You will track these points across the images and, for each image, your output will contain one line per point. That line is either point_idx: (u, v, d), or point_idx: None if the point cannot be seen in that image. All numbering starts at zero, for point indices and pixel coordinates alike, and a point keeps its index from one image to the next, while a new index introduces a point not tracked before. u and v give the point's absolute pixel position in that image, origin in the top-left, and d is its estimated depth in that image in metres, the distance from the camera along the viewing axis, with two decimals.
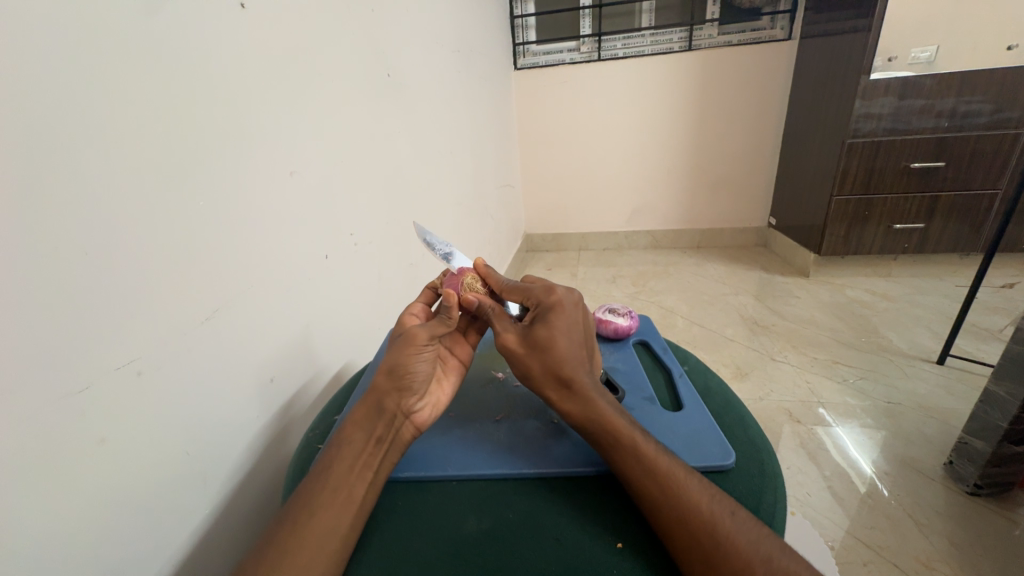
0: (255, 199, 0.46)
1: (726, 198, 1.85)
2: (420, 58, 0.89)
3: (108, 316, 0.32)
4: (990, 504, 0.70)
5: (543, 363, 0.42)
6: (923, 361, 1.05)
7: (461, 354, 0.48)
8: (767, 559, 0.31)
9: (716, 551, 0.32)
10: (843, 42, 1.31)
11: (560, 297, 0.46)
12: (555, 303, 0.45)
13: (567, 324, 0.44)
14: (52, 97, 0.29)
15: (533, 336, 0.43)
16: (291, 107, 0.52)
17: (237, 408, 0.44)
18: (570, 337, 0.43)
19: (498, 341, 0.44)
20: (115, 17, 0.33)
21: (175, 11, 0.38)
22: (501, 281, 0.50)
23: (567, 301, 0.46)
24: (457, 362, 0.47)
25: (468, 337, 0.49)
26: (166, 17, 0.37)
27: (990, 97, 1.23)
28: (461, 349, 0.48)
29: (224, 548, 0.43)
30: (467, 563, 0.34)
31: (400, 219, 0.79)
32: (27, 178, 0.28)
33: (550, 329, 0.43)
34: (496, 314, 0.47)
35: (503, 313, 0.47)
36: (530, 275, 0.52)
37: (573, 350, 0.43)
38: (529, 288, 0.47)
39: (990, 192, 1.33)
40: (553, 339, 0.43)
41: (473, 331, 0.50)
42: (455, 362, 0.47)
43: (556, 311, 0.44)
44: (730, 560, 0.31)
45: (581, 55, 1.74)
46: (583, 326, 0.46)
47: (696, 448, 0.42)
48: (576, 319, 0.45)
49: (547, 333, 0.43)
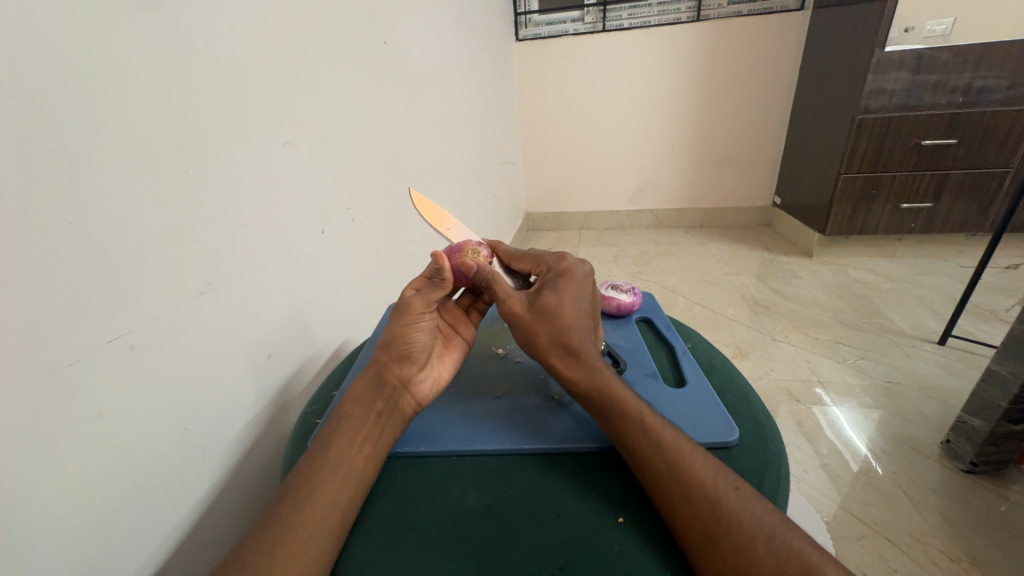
0: (251, 170, 0.45)
1: (731, 176, 1.82)
2: (417, 25, 0.85)
3: (100, 291, 0.31)
4: (986, 481, 0.71)
5: (551, 331, 0.41)
6: (925, 342, 1.05)
7: (465, 332, 0.47)
8: (765, 536, 0.31)
9: (717, 527, 0.31)
10: (858, 12, 1.26)
11: (571, 266, 0.45)
12: (565, 270, 0.45)
13: (576, 292, 0.43)
14: (37, 57, 0.27)
15: (539, 302, 0.42)
16: (284, 73, 0.49)
17: (234, 383, 0.43)
18: (578, 308, 0.43)
19: (503, 304, 0.42)
20: None
21: None
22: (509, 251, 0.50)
23: (577, 272, 0.45)
24: (461, 340, 0.46)
25: (471, 316, 0.49)
26: None
27: (1007, 72, 1.19)
28: (465, 328, 0.47)
29: (228, 519, 0.43)
30: (468, 535, 0.34)
31: (398, 194, 0.78)
32: (19, 142, 0.26)
33: (558, 297, 0.42)
34: (496, 279, 0.43)
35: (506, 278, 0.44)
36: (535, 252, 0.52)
37: (581, 318, 0.43)
38: (540, 257, 0.48)
39: (1001, 170, 1.31)
40: (562, 305, 0.42)
41: (475, 311, 0.49)
42: (458, 339, 0.46)
43: (565, 277, 0.44)
44: (728, 537, 0.31)
45: (585, 25, 1.67)
46: (592, 299, 0.46)
47: (700, 425, 0.42)
48: (585, 289, 0.45)
49: (555, 298, 0.42)
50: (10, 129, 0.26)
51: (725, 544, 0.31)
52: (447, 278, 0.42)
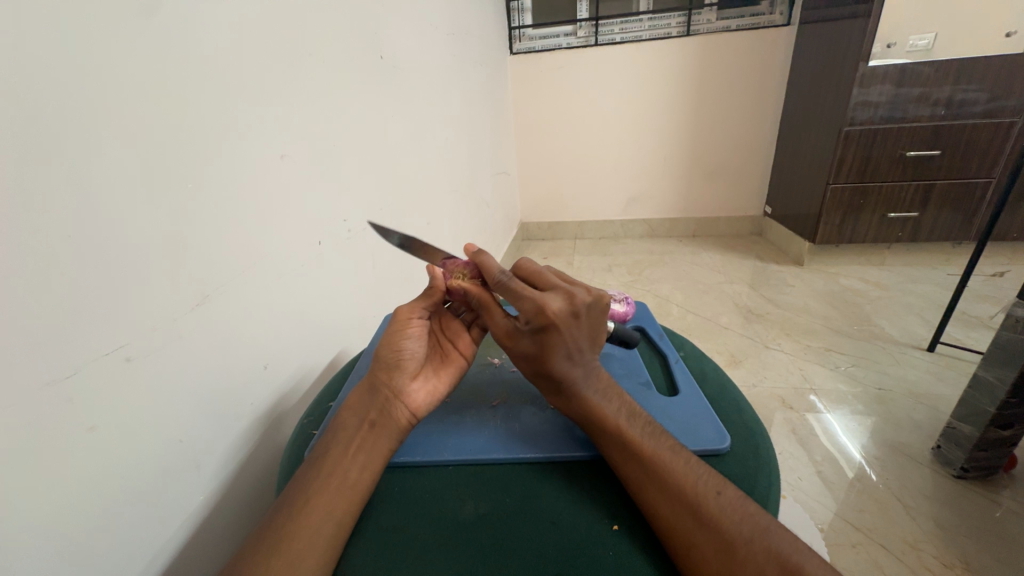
0: (247, 181, 0.45)
1: (722, 186, 1.85)
2: (413, 41, 0.87)
3: (96, 302, 0.31)
4: (976, 487, 0.71)
5: (533, 371, 0.42)
6: (914, 349, 1.06)
7: (464, 348, 0.46)
8: (747, 540, 0.31)
9: (697, 530, 0.32)
10: (842, 28, 1.30)
11: (553, 317, 0.39)
12: (546, 325, 0.39)
13: (561, 341, 0.40)
14: (38, 74, 0.28)
15: (523, 352, 0.41)
16: (281, 88, 0.50)
17: (231, 394, 0.43)
18: (564, 353, 0.40)
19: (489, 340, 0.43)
20: None
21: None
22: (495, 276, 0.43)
23: (563, 319, 0.39)
24: (459, 356, 0.45)
25: (471, 332, 0.48)
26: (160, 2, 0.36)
27: (987, 85, 1.23)
28: (462, 341, 0.46)
29: (223, 532, 0.43)
30: (464, 545, 0.34)
31: (394, 205, 0.78)
32: (20, 155, 0.27)
33: (541, 351, 0.40)
34: (483, 309, 0.42)
35: (494, 312, 0.42)
36: (529, 262, 0.44)
37: (567, 359, 0.41)
38: (520, 296, 0.40)
39: (984, 180, 1.34)
40: (546, 356, 0.40)
41: (476, 328, 0.48)
42: (455, 355, 0.45)
43: (547, 332, 0.39)
44: (709, 541, 0.31)
45: (577, 39, 1.70)
46: (589, 325, 0.41)
47: (693, 432, 0.42)
48: (574, 328, 0.40)
49: (538, 350, 0.40)
50: (12, 144, 0.26)
51: (705, 551, 0.31)
52: (436, 288, 0.46)
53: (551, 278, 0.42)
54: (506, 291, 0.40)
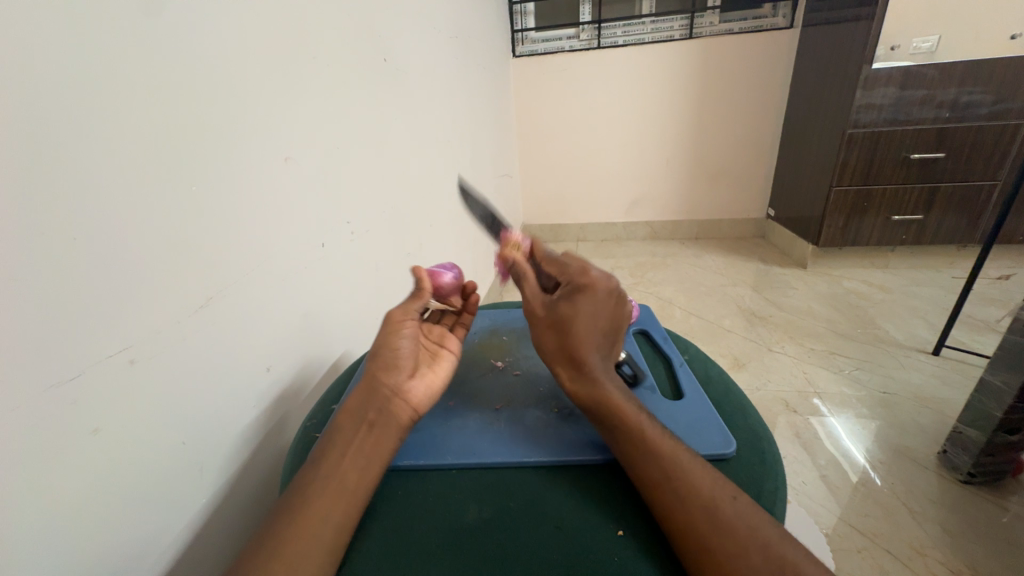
0: (250, 183, 0.45)
1: (725, 188, 1.85)
2: (416, 43, 0.87)
3: (99, 306, 0.31)
4: (983, 492, 0.71)
5: (559, 339, 0.43)
6: (919, 352, 1.06)
7: (451, 344, 0.48)
8: (757, 544, 0.31)
9: (706, 532, 0.32)
10: (845, 31, 1.30)
11: (595, 279, 0.46)
12: (587, 285, 0.46)
13: (594, 306, 0.44)
14: (45, 79, 0.28)
15: (555, 312, 0.45)
16: (284, 90, 0.50)
17: (233, 397, 0.43)
18: (593, 320, 0.44)
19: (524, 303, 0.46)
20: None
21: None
22: (543, 256, 0.52)
23: (602, 284, 0.46)
24: (448, 352, 0.47)
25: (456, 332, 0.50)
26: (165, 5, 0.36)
27: (992, 87, 1.22)
28: (451, 340, 0.48)
29: (225, 535, 0.43)
30: (467, 550, 0.34)
31: (397, 207, 0.78)
32: (27, 160, 0.27)
33: (574, 308, 0.44)
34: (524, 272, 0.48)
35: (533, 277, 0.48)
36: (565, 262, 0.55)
37: (593, 330, 0.44)
38: (566, 266, 0.49)
39: (989, 183, 1.33)
40: (577, 313, 0.43)
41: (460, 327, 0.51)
42: (446, 352, 0.47)
43: (585, 292, 0.45)
44: (718, 542, 0.31)
45: (580, 42, 1.71)
46: (618, 314, 0.46)
47: (698, 437, 0.42)
48: (608, 303, 0.45)
49: (572, 308, 0.44)
50: (18, 149, 0.27)
51: (719, 556, 0.30)
52: (424, 288, 0.46)
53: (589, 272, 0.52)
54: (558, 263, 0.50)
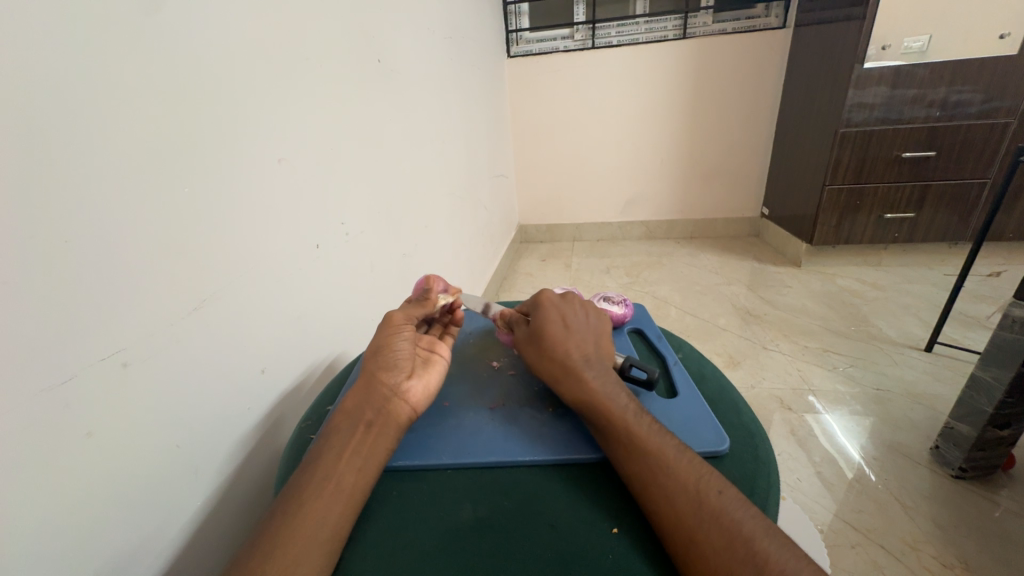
0: (244, 184, 0.45)
1: (720, 187, 1.86)
2: (411, 44, 0.87)
3: (93, 309, 0.31)
4: (975, 487, 0.71)
5: (538, 348, 0.46)
6: (912, 349, 1.06)
7: (442, 350, 0.48)
8: (749, 540, 0.31)
9: (699, 528, 0.32)
10: (837, 31, 1.31)
11: (548, 296, 0.50)
12: (542, 300, 0.50)
13: (554, 311, 0.48)
14: (38, 80, 0.28)
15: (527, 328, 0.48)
16: (278, 91, 0.50)
17: (228, 399, 0.43)
18: (558, 321, 0.47)
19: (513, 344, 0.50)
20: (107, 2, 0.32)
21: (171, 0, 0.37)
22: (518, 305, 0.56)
23: (553, 297, 0.50)
24: (440, 358, 0.47)
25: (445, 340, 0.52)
26: (160, 6, 0.36)
27: (981, 86, 1.23)
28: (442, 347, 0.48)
29: (220, 537, 0.43)
30: (462, 549, 0.34)
31: (392, 208, 0.78)
32: (22, 162, 0.27)
33: (539, 320, 0.47)
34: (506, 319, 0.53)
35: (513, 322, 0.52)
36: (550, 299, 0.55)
37: (562, 328, 0.46)
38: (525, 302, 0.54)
39: (980, 180, 1.34)
40: (544, 323, 0.47)
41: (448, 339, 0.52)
42: (438, 358, 0.47)
43: (543, 305, 0.49)
44: (711, 537, 0.31)
45: (575, 43, 1.71)
46: (590, 318, 0.49)
47: (692, 434, 0.42)
48: (572, 311, 0.49)
49: (537, 321, 0.47)
50: (13, 151, 0.27)
51: (710, 550, 0.31)
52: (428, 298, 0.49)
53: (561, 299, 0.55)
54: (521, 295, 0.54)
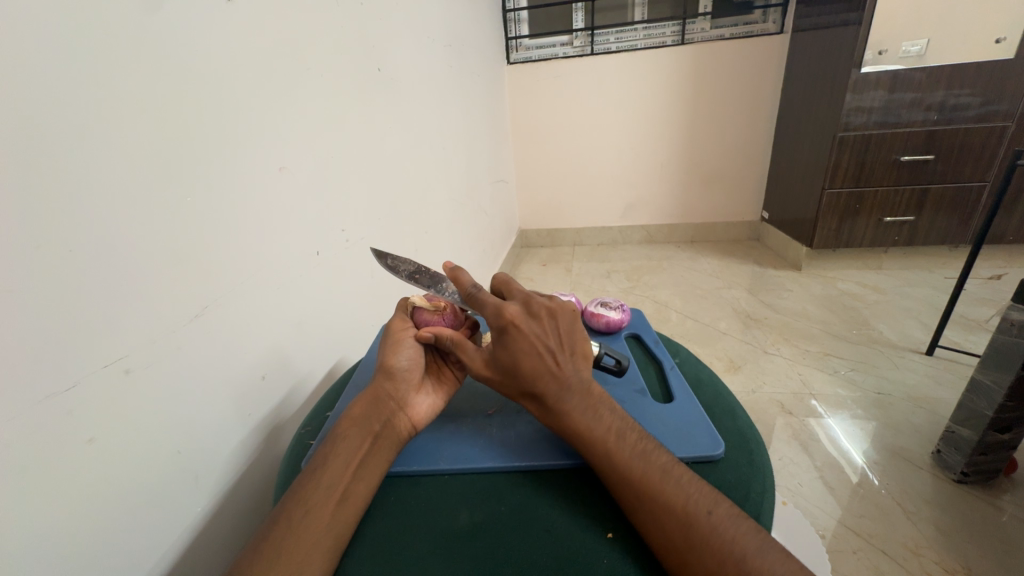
0: (245, 194, 0.46)
1: (720, 191, 1.86)
2: (409, 52, 0.88)
3: (94, 316, 0.32)
4: (976, 491, 0.71)
5: (517, 385, 0.41)
6: (913, 352, 1.06)
7: (455, 371, 0.47)
8: (747, 551, 0.31)
9: (691, 548, 0.31)
10: (834, 36, 1.31)
11: (511, 315, 0.41)
12: (508, 326, 0.41)
13: (528, 343, 0.40)
14: (38, 95, 0.29)
15: (494, 359, 0.41)
16: (277, 101, 0.51)
17: (228, 406, 0.44)
18: (535, 355, 0.40)
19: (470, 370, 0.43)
20: (108, 19, 0.33)
21: (171, 13, 0.38)
22: (468, 288, 0.45)
23: (523, 318, 0.41)
24: (451, 376, 0.46)
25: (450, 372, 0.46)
26: (161, 24, 0.37)
27: (980, 89, 1.23)
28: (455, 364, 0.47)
29: (223, 542, 0.43)
30: (458, 554, 0.34)
31: (392, 215, 0.79)
32: (20, 174, 0.28)
33: (511, 355, 0.40)
34: (456, 345, 0.43)
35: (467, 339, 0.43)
36: (506, 277, 0.48)
37: (540, 364, 0.40)
38: (485, 304, 0.43)
39: (978, 184, 1.34)
40: (520, 362, 0.40)
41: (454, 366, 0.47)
42: (450, 376, 0.46)
43: (510, 333, 0.41)
44: (705, 549, 0.31)
45: (573, 49, 1.73)
46: (563, 332, 0.42)
47: (687, 439, 0.43)
48: (539, 331, 0.41)
49: (508, 355, 0.40)
50: (12, 163, 0.27)
51: (700, 561, 0.31)
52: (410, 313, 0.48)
53: (518, 288, 0.46)
54: (476, 301, 0.44)
